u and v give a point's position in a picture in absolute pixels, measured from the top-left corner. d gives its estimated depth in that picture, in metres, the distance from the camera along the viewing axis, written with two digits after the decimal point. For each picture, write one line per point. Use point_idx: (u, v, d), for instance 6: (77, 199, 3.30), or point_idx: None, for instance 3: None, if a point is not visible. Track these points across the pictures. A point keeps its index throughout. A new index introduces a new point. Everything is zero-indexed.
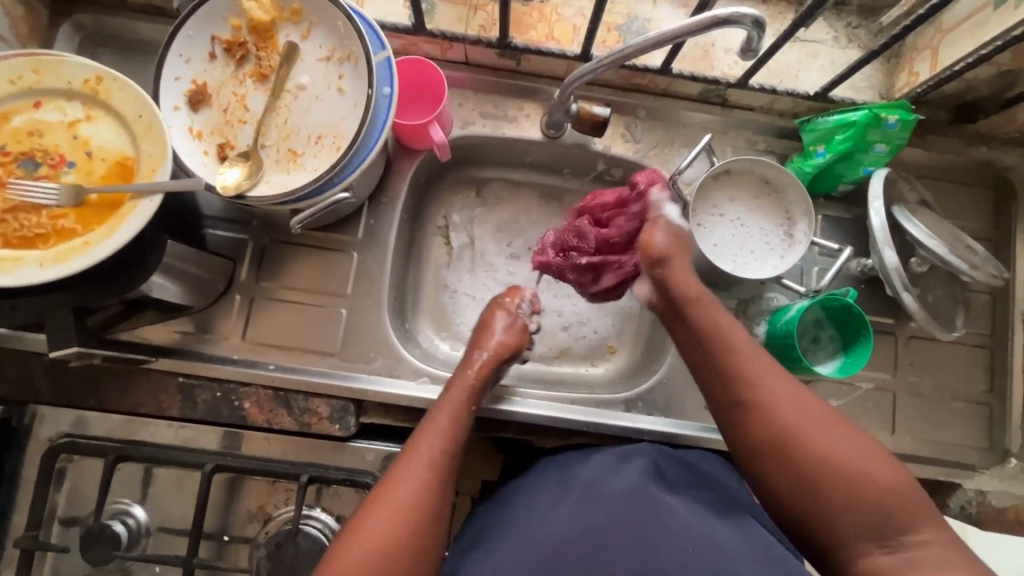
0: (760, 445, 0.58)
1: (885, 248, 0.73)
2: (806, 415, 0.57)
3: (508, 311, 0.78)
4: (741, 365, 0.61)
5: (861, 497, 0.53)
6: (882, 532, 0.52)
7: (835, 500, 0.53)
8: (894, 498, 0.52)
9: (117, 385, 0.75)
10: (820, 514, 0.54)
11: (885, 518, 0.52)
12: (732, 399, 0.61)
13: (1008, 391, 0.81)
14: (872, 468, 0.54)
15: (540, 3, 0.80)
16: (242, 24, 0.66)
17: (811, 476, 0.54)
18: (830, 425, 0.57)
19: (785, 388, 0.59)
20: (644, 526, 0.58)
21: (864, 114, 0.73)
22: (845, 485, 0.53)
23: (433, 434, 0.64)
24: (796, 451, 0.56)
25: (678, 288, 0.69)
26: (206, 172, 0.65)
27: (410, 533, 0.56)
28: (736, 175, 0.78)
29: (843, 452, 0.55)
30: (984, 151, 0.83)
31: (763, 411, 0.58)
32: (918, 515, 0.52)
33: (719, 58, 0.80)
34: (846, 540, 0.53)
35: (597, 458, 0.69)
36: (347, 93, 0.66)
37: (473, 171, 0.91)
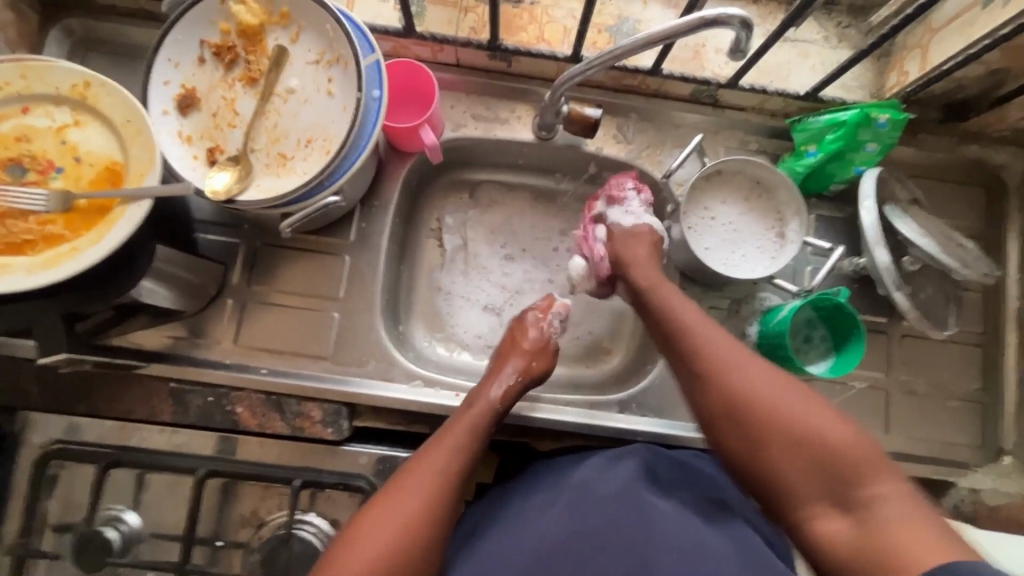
0: (713, 413, 0.61)
1: (877, 248, 0.73)
2: (759, 382, 0.60)
3: (537, 329, 0.78)
4: (696, 339, 0.64)
5: (810, 455, 0.55)
6: (836, 491, 0.54)
7: (787, 462, 0.56)
8: (843, 454, 0.55)
9: (108, 390, 0.74)
10: (774, 474, 0.57)
11: (833, 475, 0.54)
12: (687, 371, 0.64)
13: (1001, 389, 0.81)
14: (821, 428, 0.56)
15: (530, 5, 0.79)
16: (230, 28, 0.66)
17: (763, 439, 0.57)
18: (782, 388, 0.59)
19: (738, 358, 0.62)
20: (634, 530, 0.59)
21: (855, 113, 0.73)
22: (796, 445, 0.56)
23: (448, 442, 0.64)
24: (749, 416, 0.59)
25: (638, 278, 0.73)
26: (195, 176, 0.64)
27: (411, 541, 0.56)
28: (727, 175, 0.79)
29: (793, 415, 0.57)
30: (974, 149, 0.83)
31: (715, 380, 0.61)
32: (873, 471, 0.54)
33: (710, 59, 0.80)
34: (803, 498, 0.55)
35: (592, 457, 0.68)
36: (337, 97, 0.65)
37: (466, 173, 0.91)
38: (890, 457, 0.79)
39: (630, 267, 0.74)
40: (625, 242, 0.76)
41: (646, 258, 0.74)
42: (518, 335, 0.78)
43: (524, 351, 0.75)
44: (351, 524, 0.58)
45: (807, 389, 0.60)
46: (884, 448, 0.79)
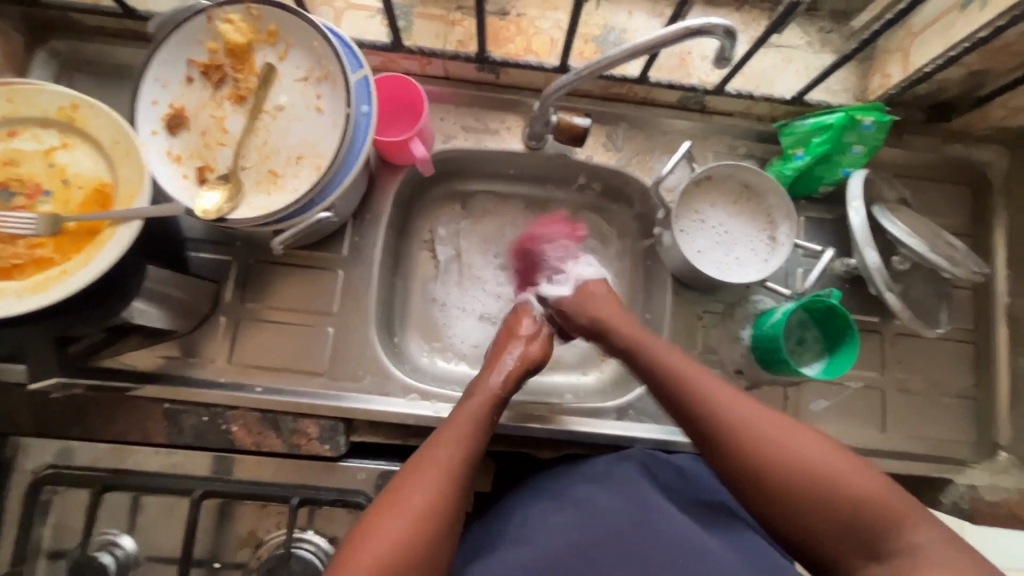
0: (733, 474, 0.59)
1: (866, 249, 0.74)
2: (772, 434, 0.58)
3: (532, 318, 0.81)
4: (700, 399, 0.63)
5: (840, 509, 0.54)
6: (868, 545, 0.53)
7: (816, 518, 0.55)
8: (874, 505, 0.53)
9: (100, 413, 0.73)
10: (804, 533, 0.55)
11: (865, 528, 0.53)
12: (698, 432, 0.62)
13: (995, 385, 0.81)
14: (846, 476, 0.55)
15: (516, 17, 0.80)
16: (218, 46, 0.66)
17: (787, 498, 0.56)
18: (796, 437, 0.58)
19: (746, 410, 0.60)
20: (637, 536, 0.59)
21: (840, 117, 0.73)
22: (823, 500, 0.54)
23: (450, 441, 0.63)
24: (768, 475, 0.57)
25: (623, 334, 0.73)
26: (186, 196, 0.64)
27: (419, 537, 0.55)
28: (717, 180, 0.79)
29: (814, 467, 0.56)
30: (959, 149, 0.84)
31: (731, 439, 0.59)
32: (905, 518, 0.52)
33: (696, 66, 0.81)
34: (839, 556, 0.54)
35: (588, 469, 0.69)
36: (326, 113, 0.65)
37: (458, 184, 0.91)
38: (887, 455, 0.79)
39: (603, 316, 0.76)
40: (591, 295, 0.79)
41: (609, 308, 0.77)
42: (513, 324, 0.80)
43: (520, 337, 0.77)
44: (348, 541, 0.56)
45: (823, 435, 0.58)
46: (881, 447, 0.80)
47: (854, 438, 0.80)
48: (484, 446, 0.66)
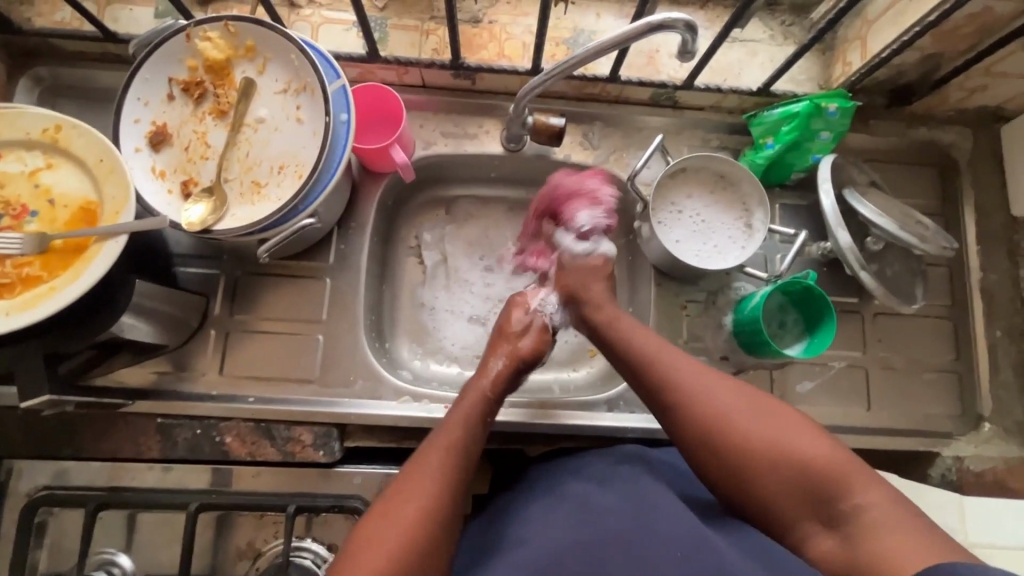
0: (697, 451, 0.63)
1: (839, 230, 0.76)
2: (729, 409, 0.63)
3: (523, 306, 0.80)
4: (669, 380, 0.66)
5: (794, 476, 0.59)
6: (821, 507, 0.58)
7: (774, 486, 0.59)
8: (825, 471, 0.58)
9: (95, 429, 0.75)
10: (766, 501, 0.60)
11: (817, 493, 0.58)
12: (663, 412, 0.66)
13: (974, 358, 0.83)
14: (799, 445, 0.60)
15: (488, 24, 0.82)
16: (198, 64, 0.67)
17: (747, 469, 0.60)
18: (751, 410, 0.63)
19: (704, 387, 0.65)
20: (641, 536, 0.60)
21: (806, 104, 0.76)
22: (779, 468, 0.59)
23: (441, 442, 0.64)
24: (730, 449, 0.61)
25: (596, 315, 0.75)
26: (171, 210, 0.65)
27: (415, 538, 0.56)
28: (692, 172, 0.81)
29: (769, 437, 0.61)
30: (923, 131, 0.87)
31: (693, 418, 0.64)
32: (854, 481, 0.57)
33: (665, 63, 0.83)
34: (798, 520, 0.59)
35: (584, 468, 0.70)
36: (306, 123, 0.67)
37: (441, 189, 0.93)
38: (873, 432, 0.81)
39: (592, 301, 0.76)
40: (579, 268, 0.79)
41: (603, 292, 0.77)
42: (506, 320, 0.79)
43: (512, 335, 0.77)
44: (348, 548, 0.57)
45: (777, 406, 0.63)
46: (867, 424, 0.81)
47: (841, 417, 0.81)
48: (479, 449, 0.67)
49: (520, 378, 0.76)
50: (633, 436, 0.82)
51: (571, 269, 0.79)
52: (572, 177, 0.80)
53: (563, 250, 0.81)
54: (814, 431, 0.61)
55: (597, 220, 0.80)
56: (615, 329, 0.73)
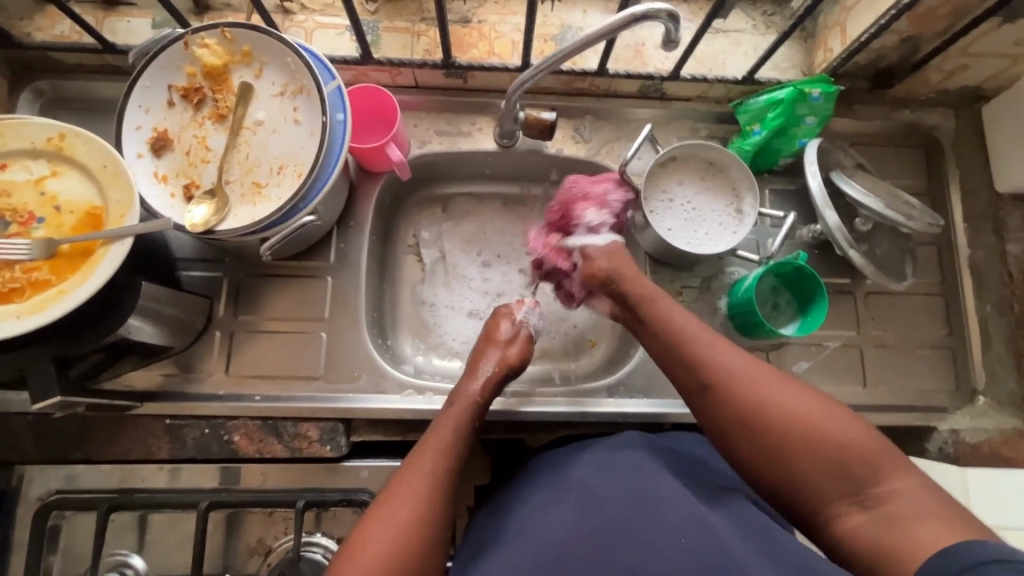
0: (727, 424, 0.63)
1: (827, 210, 0.77)
2: (763, 386, 0.62)
3: (511, 316, 0.81)
4: (701, 356, 0.66)
5: (825, 456, 0.57)
6: (852, 489, 0.56)
7: (805, 465, 0.58)
8: (859, 453, 0.57)
9: (102, 433, 0.76)
10: (792, 477, 0.59)
11: (849, 473, 0.56)
12: (693, 384, 0.66)
13: (966, 334, 0.85)
14: (831, 425, 0.58)
15: (477, 24, 0.84)
16: (196, 70, 0.69)
17: (776, 445, 0.59)
18: (785, 388, 0.62)
19: (736, 362, 0.64)
20: (645, 526, 0.60)
21: (790, 91, 0.78)
22: (809, 446, 0.58)
23: (434, 443, 0.66)
24: (759, 423, 0.60)
25: (633, 291, 0.75)
26: (175, 213, 0.67)
27: (410, 539, 0.58)
28: (681, 160, 0.83)
29: (801, 415, 0.60)
30: (907, 114, 0.89)
31: (725, 392, 0.63)
32: (885, 467, 0.56)
33: (651, 55, 0.85)
34: (828, 500, 0.57)
35: (586, 457, 0.70)
36: (303, 123, 0.69)
37: (438, 188, 0.95)
38: (871, 409, 0.82)
39: (622, 280, 0.76)
40: (600, 257, 0.79)
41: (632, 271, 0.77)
42: (493, 329, 0.80)
43: (499, 341, 0.78)
44: (351, 538, 0.58)
45: (809, 387, 0.63)
46: (864, 402, 0.83)
47: (838, 396, 0.83)
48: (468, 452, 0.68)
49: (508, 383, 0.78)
50: (634, 422, 0.83)
51: (598, 255, 0.79)
52: (579, 181, 0.81)
53: (580, 244, 0.81)
54: (849, 414, 0.60)
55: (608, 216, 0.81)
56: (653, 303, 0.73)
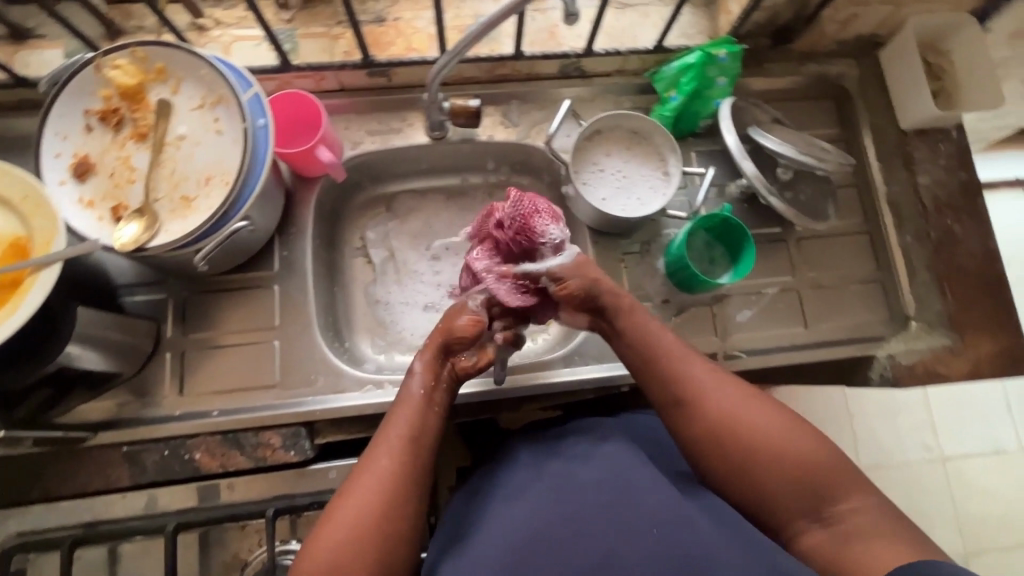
0: (699, 442, 0.64)
1: (743, 162, 0.81)
2: (735, 406, 0.63)
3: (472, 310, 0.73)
4: (676, 373, 0.66)
5: (794, 477, 0.60)
6: (814, 508, 0.59)
7: (771, 483, 0.61)
8: (823, 473, 0.60)
9: (61, 470, 0.75)
10: (760, 496, 0.61)
11: (814, 494, 0.59)
12: (666, 403, 0.66)
13: (893, 265, 0.89)
14: (801, 447, 0.61)
15: (393, 22, 0.87)
16: (112, 93, 0.69)
17: (749, 466, 0.61)
18: (756, 407, 0.63)
19: (713, 381, 0.65)
20: (623, 509, 0.61)
21: (699, 55, 0.82)
22: (778, 468, 0.60)
23: (395, 424, 0.64)
24: (732, 441, 0.62)
25: (607, 299, 0.71)
26: (104, 235, 0.66)
27: (376, 520, 0.58)
28: (607, 132, 0.87)
29: (773, 438, 0.61)
30: (815, 67, 0.94)
31: (699, 411, 0.64)
32: (847, 486, 0.59)
33: (565, 36, 0.89)
34: (790, 518, 0.60)
35: (566, 446, 0.71)
36: (225, 133, 0.69)
37: (379, 188, 0.97)
38: (813, 347, 0.87)
39: (602, 286, 0.71)
40: (578, 271, 0.72)
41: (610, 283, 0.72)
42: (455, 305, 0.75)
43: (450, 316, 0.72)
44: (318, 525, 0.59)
45: (780, 406, 0.64)
46: (807, 340, 0.87)
47: (782, 338, 0.87)
48: (438, 428, 0.66)
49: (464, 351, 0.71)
50: (592, 389, 0.86)
51: (570, 273, 0.71)
52: (527, 196, 0.74)
53: (547, 268, 0.72)
54: (815, 431, 0.62)
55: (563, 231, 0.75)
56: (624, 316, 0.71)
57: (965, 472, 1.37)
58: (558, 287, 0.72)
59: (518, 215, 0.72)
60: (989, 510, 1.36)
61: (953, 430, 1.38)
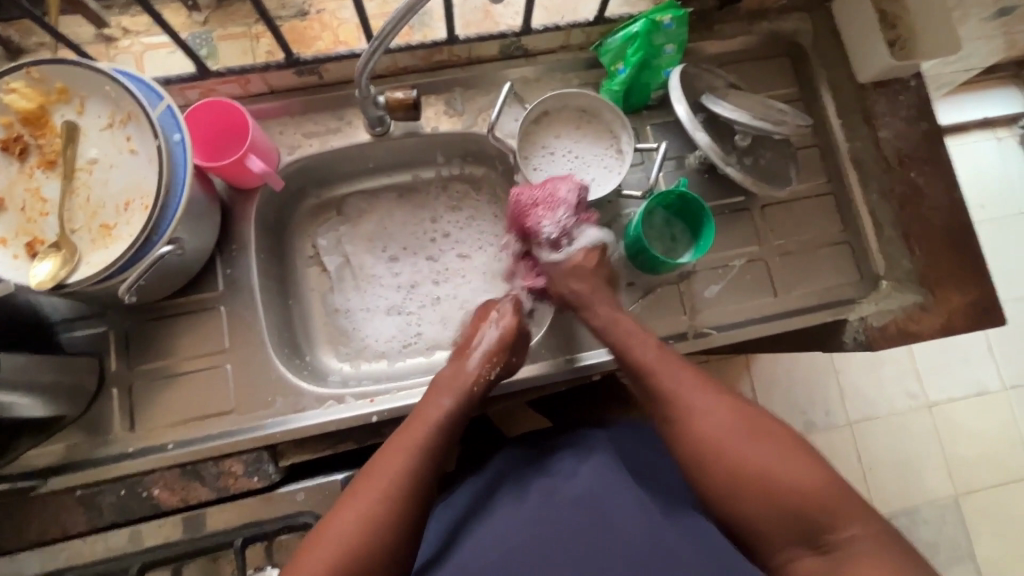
0: (687, 461, 0.63)
1: (697, 133, 0.78)
2: (721, 425, 0.62)
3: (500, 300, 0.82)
4: (666, 391, 0.66)
5: (784, 503, 0.57)
6: (809, 535, 0.56)
7: (758, 506, 0.58)
8: (817, 499, 0.56)
9: (12, 521, 0.71)
10: (748, 520, 0.59)
11: (806, 524, 0.56)
12: (657, 421, 0.67)
13: (860, 227, 0.87)
14: (792, 471, 0.58)
15: (317, 15, 0.81)
16: (11, 119, 0.64)
17: (735, 488, 0.60)
18: (745, 426, 0.62)
19: (702, 399, 0.64)
20: (607, 526, 0.61)
21: (643, 23, 0.78)
22: (765, 495, 0.58)
23: (407, 443, 0.64)
24: (719, 461, 0.61)
25: (598, 319, 0.75)
26: (19, 275, 0.62)
27: (365, 549, 0.56)
28: (554, 113, 0.83)
29: (760, 459, 0.59)
30: (766, 25, 0.90)
31: (685, 430, 0.64)
32: (844, 516, 0.56)
33: (501, 14, 0.84)
34: (782, 544, 0.58)
35: (561, 457, 0.70)
36: (140, 152, 0.64)
37: (328, 192, 0.92)
38: (785, 315, 0.85)
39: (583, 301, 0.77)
40: (564, 277, 0.79)
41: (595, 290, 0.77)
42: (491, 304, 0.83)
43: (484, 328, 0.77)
44: (313, 534, 0.58)
45: (775, 427, 0.62)
46: (779, 310, 0.85)
47: (752, 309, 0.84)
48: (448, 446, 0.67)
49: (508, 360, 0.76)
50: (563, 382, 0.83)
51: (560, 278, 0.79)
52: (525, 192, 0.77)
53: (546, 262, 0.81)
54: (811, 454, 0.60)
55: (572, 222, 0.78)
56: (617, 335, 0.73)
57: (953, 417, 1.37)
58: (556, 282, 0.80)
59: (516, 211, 0.79)
60: (979, 453, 1.36)
61: (937, 378, 1.38)
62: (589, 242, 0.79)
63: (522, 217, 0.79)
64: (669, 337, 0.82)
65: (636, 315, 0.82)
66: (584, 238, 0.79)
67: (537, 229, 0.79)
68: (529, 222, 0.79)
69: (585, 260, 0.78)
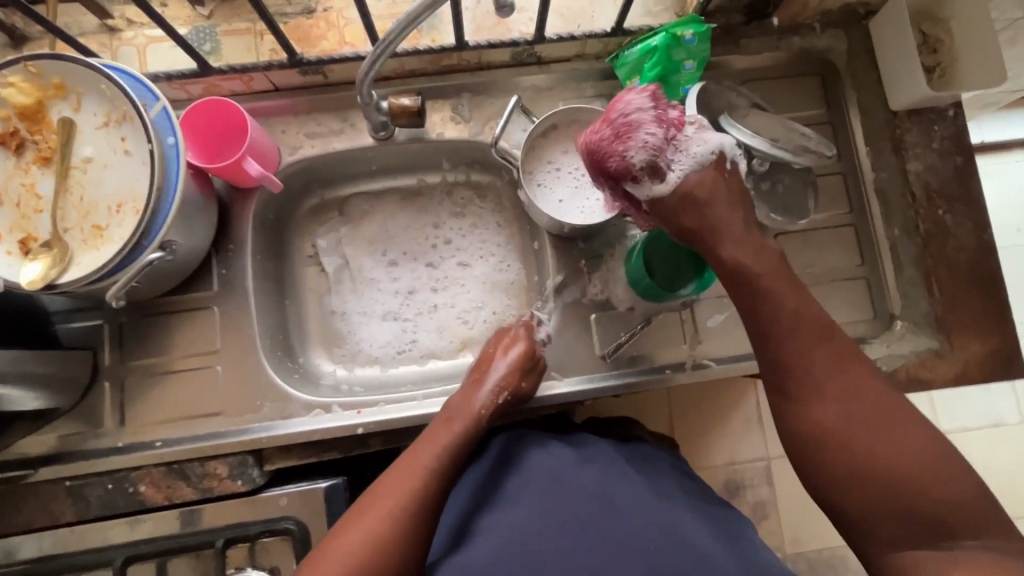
0: (808, 438, 0.59)
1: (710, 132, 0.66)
2: (852, 410, 0.57)
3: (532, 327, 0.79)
4: (797, 361, 0.60)
5: (914, 499, 0.53)
6: (933, 534, 0.52)
7: (883, 499, 0.54)
8: (952, 501, 0.52)
9: (6, 505, 0.73)
10: (865, 512, 0.55)
11: (930, 520, 0.53)
12: (774, 389, 0.62)
13: (879, 263, 0.82)
14: (927, 469, 0.54)
15: (324, 12, 0.79)
16: (9, 113, 0.63)
17: (858, 476, 0.55)
18: (878, 414, 0.57)
19: (833, 378, 0.59)
20: (617, 525, 0.60)
21: (662, 36, 0.74)
22: (892, 489, 0.54)
23: (416, 455, 0.65)
24: (846, 445, 0.56)
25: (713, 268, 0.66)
26: (12, 272, 0.62)
27: (380, 560, 0.57)
28: (564, 127, 0.79)
29: (890, 451, 0.55)
30: (797, 40, 0.84)
31: (812, 404, 0.59)
32: (971, 518, 0.52)
33: (515, 21, 0.81)
34: (900, 541, 0.54)
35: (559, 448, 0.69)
36: (134, 154, 0.63)
37: (331, 192, 0.91)
38: None
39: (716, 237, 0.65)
40: (678, 208, 0.66)
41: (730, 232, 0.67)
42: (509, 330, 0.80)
43: (501, 356, 0.76)
44: (322, 546, 0.59)
45: (912, 418, 0.56)
46: None
47: None
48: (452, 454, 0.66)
49: (525, 387, 0.75)
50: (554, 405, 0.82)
51: (688, 200, 0.65)
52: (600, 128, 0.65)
53: (654, 187, 0.65)
54: (948, 454, 0.54)
55: (664, 142, 0.64)
56: (749, 290, 0.64)
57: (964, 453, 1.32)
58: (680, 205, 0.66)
59: (595, 166, 0.66)
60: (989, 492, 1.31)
61: (952, 408, 1.33)
62: (699, 152, 0.66)
63: (605, 155, 0.65)
64: (667, 366, 0.80)
65: (633, 341, 0.80)
66: (689, 153, 0.65)
67: (631, 158, 0.64)
68: (616, 157, 0.64)
69: (699, 185, 0.65)
